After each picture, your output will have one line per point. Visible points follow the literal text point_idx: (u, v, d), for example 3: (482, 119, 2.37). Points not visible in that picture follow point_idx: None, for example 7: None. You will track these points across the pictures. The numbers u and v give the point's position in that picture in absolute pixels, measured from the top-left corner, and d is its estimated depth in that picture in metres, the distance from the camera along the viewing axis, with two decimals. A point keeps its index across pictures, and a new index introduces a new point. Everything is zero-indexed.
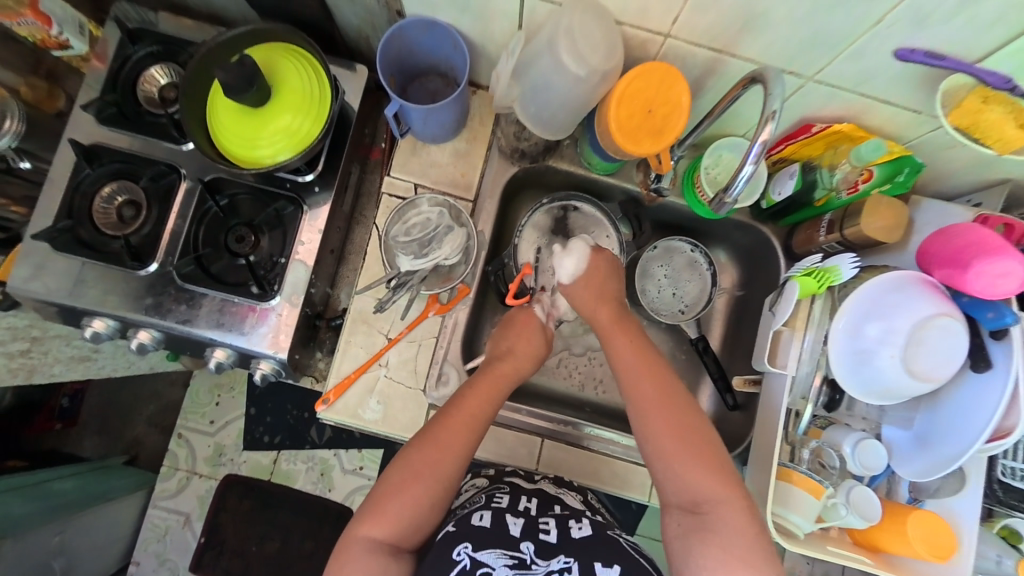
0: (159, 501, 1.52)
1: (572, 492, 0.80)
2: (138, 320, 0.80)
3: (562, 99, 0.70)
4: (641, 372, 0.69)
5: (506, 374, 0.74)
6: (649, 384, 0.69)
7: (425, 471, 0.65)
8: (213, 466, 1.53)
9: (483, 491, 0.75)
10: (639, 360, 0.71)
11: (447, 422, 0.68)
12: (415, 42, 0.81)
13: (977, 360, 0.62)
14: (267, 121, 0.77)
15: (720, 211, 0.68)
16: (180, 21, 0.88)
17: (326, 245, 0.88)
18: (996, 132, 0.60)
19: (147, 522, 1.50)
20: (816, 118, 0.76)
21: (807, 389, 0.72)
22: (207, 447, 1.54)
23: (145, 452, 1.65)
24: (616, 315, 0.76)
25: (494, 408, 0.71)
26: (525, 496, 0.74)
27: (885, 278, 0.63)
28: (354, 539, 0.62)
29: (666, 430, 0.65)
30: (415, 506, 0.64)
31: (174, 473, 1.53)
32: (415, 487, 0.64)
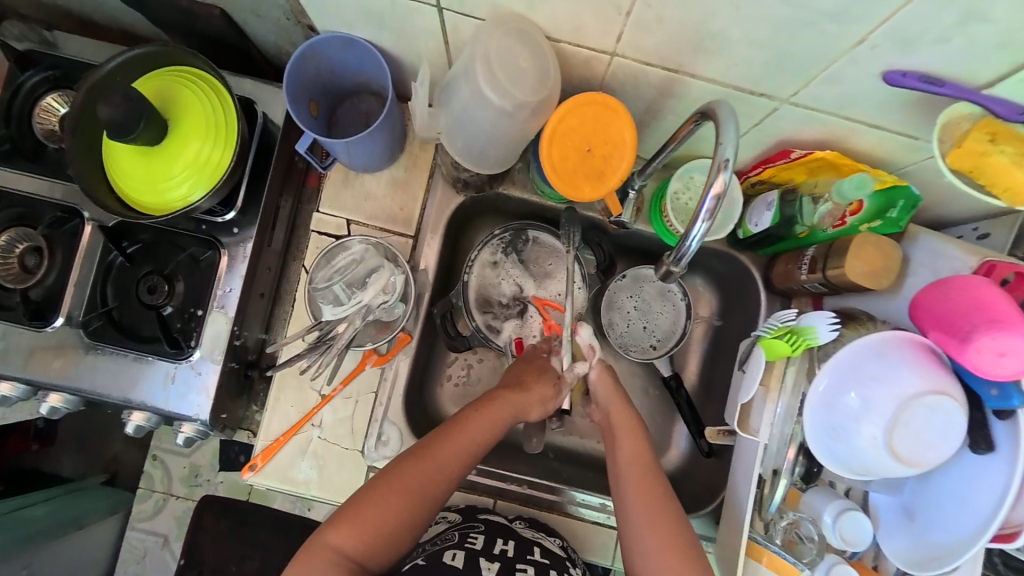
0: (137, 523, 1.41)
1: (550, 536, 0.77)
2: (47, 382, 0.73)
3: (491, 134, 0.59)
4: (636, 481, 0.65)
5: (511, 408, 0.68)
6: (646, 499, 0.64)
7: (415, 484, 0.61)
8: (190, 486, 1.41)
9: (456, 528, 0.74)
10: (641, 475, 0.66)
11: (448, 442, 0.63)
12: (336, 61, 0.70)
13: (977, 440, 0.52)
14: (169, 156, 0.68)
15: (668, 278, 0.60)
16: (83, 43, 0.79)
17: (255, 288, 0.80)
18: (1004, 180, 0.48)
19: (126, 544, 1.40)
20: (795, 143, 0.65)
21: (781, 460, 0.63)
22: (182, 469, 1.41)
23: (126, 469, 1.45)
24: (625, 422, 0.70)
25: (492, 435, 0.66)
26: (503, 537, 0.72)
27: (866, 341, 0.54)
28: (322, 545, 0.59)
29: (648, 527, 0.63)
30: (394, 522, 0.60)
31: (150, 495, 1.41)
32: (398, 501, 0.60)
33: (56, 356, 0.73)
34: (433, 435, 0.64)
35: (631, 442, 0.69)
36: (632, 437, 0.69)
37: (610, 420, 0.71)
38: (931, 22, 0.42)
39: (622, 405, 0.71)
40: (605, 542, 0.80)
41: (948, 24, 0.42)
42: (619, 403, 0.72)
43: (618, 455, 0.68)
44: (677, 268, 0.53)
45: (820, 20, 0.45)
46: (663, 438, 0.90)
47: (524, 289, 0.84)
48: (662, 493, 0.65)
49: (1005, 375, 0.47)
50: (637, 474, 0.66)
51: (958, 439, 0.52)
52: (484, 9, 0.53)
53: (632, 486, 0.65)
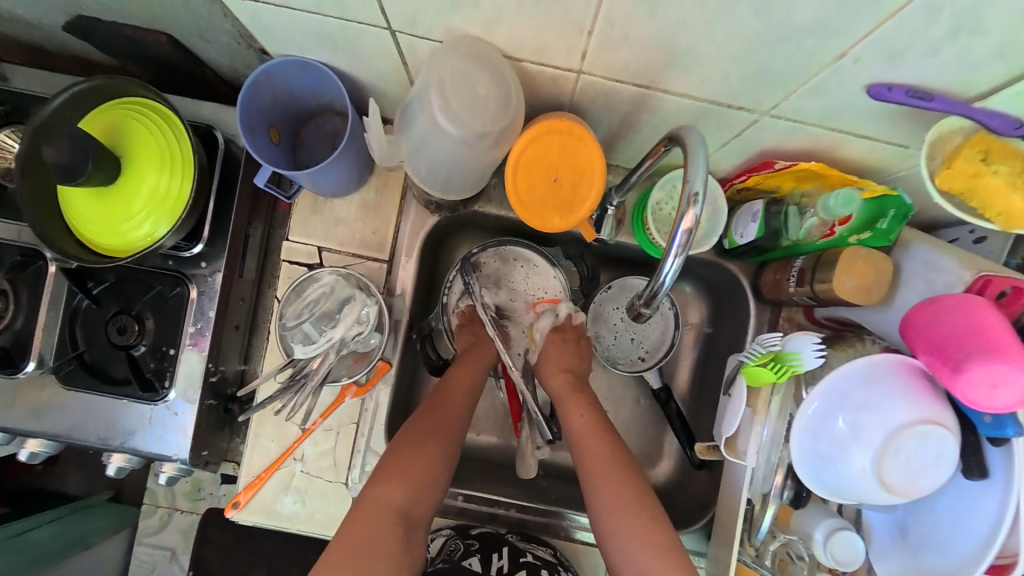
0: (144, 538, 1.35)
1: (543, 546, 0.78)
2: (25, 428, 0.72)
3: (453, 164, 0.56)
4: (597, 455, 0.67)
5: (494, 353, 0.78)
6: (602, 469, 0.66)
7: (438, 427, 0.67)
8: (192, 501, 1.35)
9: (458, 536, 0.78)
10: (600, 449, 0.67)
11: (450, 386, 0.72)
12: (292, 84, 0.66)
13: (971, 466, 0.50)
14: (127, 194, 0.65)
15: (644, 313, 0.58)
16: (35, 74, 0.76)
17: (229, 321, 0.78)
18: (999, 203, 0.44)
19: (134, 559, 1.34)
20: (779, 153, 0.62)
21: (768, 484, 0.62)
22: (186, 484, 1.36)
23: (132, 485, 1.42)
24: (570, 388, 0.74)
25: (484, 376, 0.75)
26: (498, 550, 0.75)
27: (854, 368, 0.52)
28: (371, 502, 0.60)
29: (615, 505, 0.63)
30: (431, 464, 0.64)
31: (155, 510, 1.35)
32: (430, 444, 0.65)
33: (37, 402, 0.72)
34: (433, 397, 0.71)
35: (580, 406, 0.72)
36: (585, 406, 0.72)
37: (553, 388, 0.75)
38: (917, 33, 0.39)
39: (562, 371, 0.75)
40: (597, 560, 0.79)
41: (935, 37, 0.39)
42: (559, 371, 0.76)
43: (571, 426, 0.71)
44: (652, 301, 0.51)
45: (798, 35, 0.41)
46: (654, 449, 0.89)
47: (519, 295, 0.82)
48: (648, 500, 0.63)
49: (999, 407, 0.45)
50: (595, 447, 0.68)
51: (950, 466, 0.50)
52: (438, 31, 0.49)
53: (592, 462, 0.67)
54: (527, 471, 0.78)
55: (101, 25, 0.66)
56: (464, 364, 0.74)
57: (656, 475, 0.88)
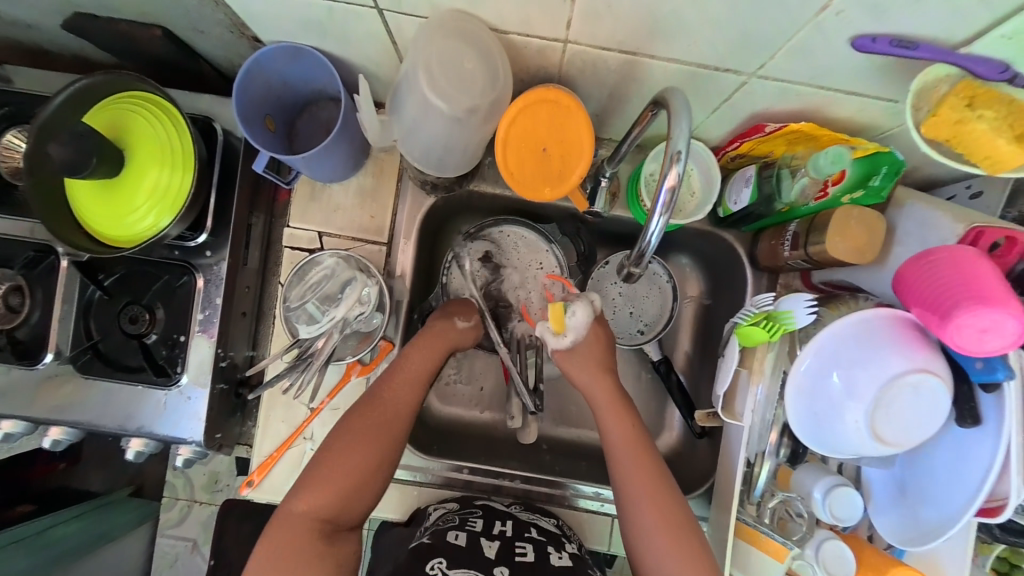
0: (165, 530, 1.39)
1: (547, 517, 0.79)
2: (46, 417, 0.75)
3: (445, 143, 0.57)
4: (639, 473, 0.67)
5: (448, 342, 0.72)
6: (646, 486, 0.66)
7: (369, 433, 0.64)
8: (211, 492, 1.39)
9: (458, 511, 0.76)
10: (642, 466, 0.67)
11: (388, 387, 0.68)
12: (285, 73, 0.67)
13: (963, 414, 0.51)
14: (131, 188, 0.67)
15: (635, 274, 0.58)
16: (36, 75, 0.77)
17: (236, 308, 0.80)
18: (984, 148, 0.45)
19: (157, 550, 1.39)
20: (770, 116, 0.61)
21: (764, 445, 0.64)
22: (203, 476, 1.40)
23: (151, 483, 1.43)
24: (602, 390, 0.73)
25: (430, 368, 0.70)
26: (500, 519, 0.75)
27: (846, 324, 0.53)
28: (291, 514, 0.60)
29: (658, 523, 0.64)
30: (354, 475, 0.62)
31: (174, 503, 1.39)
32: (355, 454, 0.63)
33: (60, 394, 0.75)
34: (368, 398, 0.67)
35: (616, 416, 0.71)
36: (628, 422, 0.71)
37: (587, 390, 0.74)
38: None
39: (602, 377, 0.73)
40: (604, 528, 0.81)
41: None
42: (599, 373, 0.73)
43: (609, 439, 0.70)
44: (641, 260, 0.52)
45: None
46: (658, 421, 0.90)
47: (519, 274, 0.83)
48: (684, 520, 0.64)
49: (989, 351, 0.45)
50: (637, 465, 0.67)
51: (943, 417, 0.50)
52: (424, 8, 0.49)
53: (632, 479, 0.66)
54: (527, 436, 0.78)
55: (97, 22, 0.67)
56: (407, 360, 0.69)
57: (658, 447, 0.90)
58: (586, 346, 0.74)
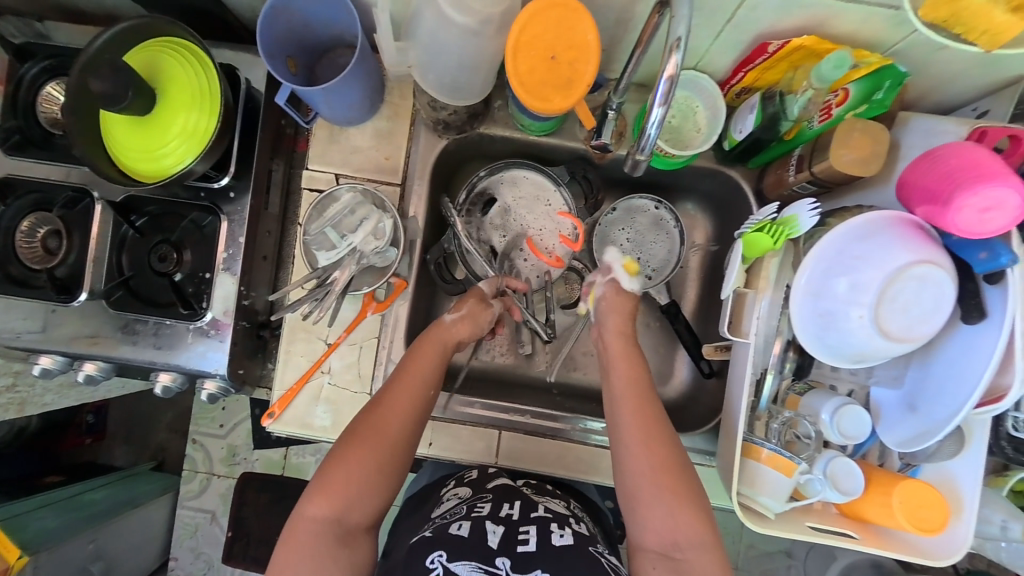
0: (185, 501, 1.35)
1: (557, 499, 0.78)
2: (81, 352, 0.79)
3: (458, 60, 0.59)
4: (633, 410, 0.66)
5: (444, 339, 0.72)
6: (641, 428, 0.65)
7: (374, 435, 0.64)
8: (229, 465, 1.35)
9: (465, 501, 0.73)
10: (639, 404, 0.66)
11: (392, 388, 0.67)
12: (307, 15, 0.70)
13: (969, 310, 0.52)
14: (163, 127, 0.71)
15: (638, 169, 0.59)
16: (72, 32, 0.82)
17: (258, 252, 0.84)
18: (983, 23, 0.44)
19: (178, 521, 1.35)
20: (774, 35, 0.63)
21: (769, 358, 0.65)
22: (220, 450, 1.36)
23: (172, 458, 1.46)
24: (625, 348, 0.71)
25: (437, 370, 0.69)
26: (509, 502, 0.72)
27: (851, 225, 0.54)
28: (301, 518, 0.61)
29: (651, 460, 0.63)
30: (359, 480, 0.62)
31: (194, 475, 1.36)
32: (360, 455, 0.63)
33: (99, 328, 0.80)
34: (372, 406, 0.67)
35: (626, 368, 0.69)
36: (628, 362, 0.70)
37: (609, 352, 0.72)
38: None
39: (623, 325, 0.73)
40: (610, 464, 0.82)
41: None
42: (622, 332, 0.73)
43: (614, 377, 0.69)
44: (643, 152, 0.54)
45: None
46: (667, 366, 0.91)
47: (527, 229, 0.86)
48: (683, 470, 0.63)
49: (992, 232, 0.47)
50: (632, 405, 0.66)
51: (948, 314, 0.51)
52: None
53: (635, 420, 0.65)
54: (537, 365, 0.91)
55: None
56: (409, 368, 0.68)
57: (669, 391, 0.91)
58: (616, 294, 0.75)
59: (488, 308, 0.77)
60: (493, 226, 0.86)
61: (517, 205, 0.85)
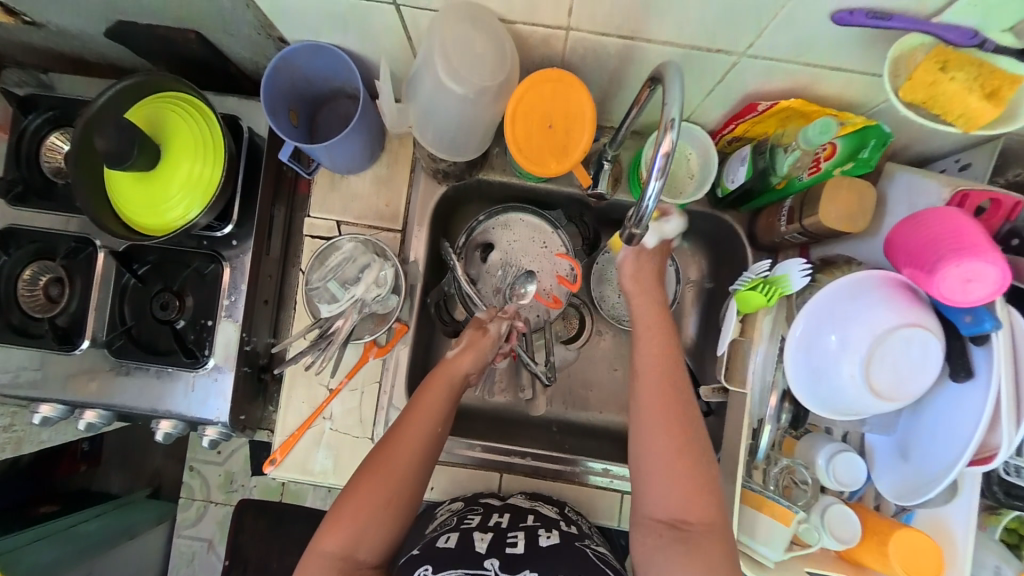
0: (182, 530, 1.35)
1: (549, 504, 0.79)
2: (81, 400, 0.80)
3: (456, 123, 0.61)
4: (661, 380, 0.65)
5: (452, 375, 0.71)
6: (660, 403, 0.64)
7: (386, 470, 0.64)
8: (226, 492, 1.34)
9: (455, 513, 0.75)
10: (663, 378, 0.65)
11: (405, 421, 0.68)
12: (309, 71, 0.72)
13: (957, 368, 0.54)
14: (167, 179, 0.72)
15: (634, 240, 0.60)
16: (75, 82, 0.83)
17: (259, 296, 0.85)
18: (959, 106, 0.47)
19: (174, 549, 1.34)
20: (762, 95, 0.65)
21: (766, 409, 0.65)
22: (217, 477, 1.35)
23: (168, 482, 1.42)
24: (658, 320, 0.70)
25: (448, 405, 0.69)
26: (497, 513, 0.74)
27: (839, 284, 0.56)
28: (315, 551, 0.62)
29: (670, 434, 0.62)
30: (369, 515, 0.62)
31: (190, 502, 1.35)
32: (371, 488, 0.63)
33: (97, 373, 0.80)
34: (386, 438, 0.67)
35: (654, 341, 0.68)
36: (665, 335, 0.69)
37: (641, 319, 0.70)
38: None
39: (652, 300, 0.71)
40: (611, 504, 0.84)
41: None
42: (646, 297, 0.71)
43: (641, 349, 0.68)
44: (639, 229, 0.55)
45: None
46: None
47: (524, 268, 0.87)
48: (702, 452, 0.62)
49: (976, 301, 0.48)
50: (657, 377, 0.66)
51: (935, 368, 0.52)
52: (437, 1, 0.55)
53: (653, 390, 0.65)
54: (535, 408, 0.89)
55: (137, 29, 0.72)
56: (420, 402, 0.68)
57: None
58: (638, 267, 0.72)
59: (488, 334, 0.76)
60: (491, 272, 0.88)
61: (512, 248, 0.87)
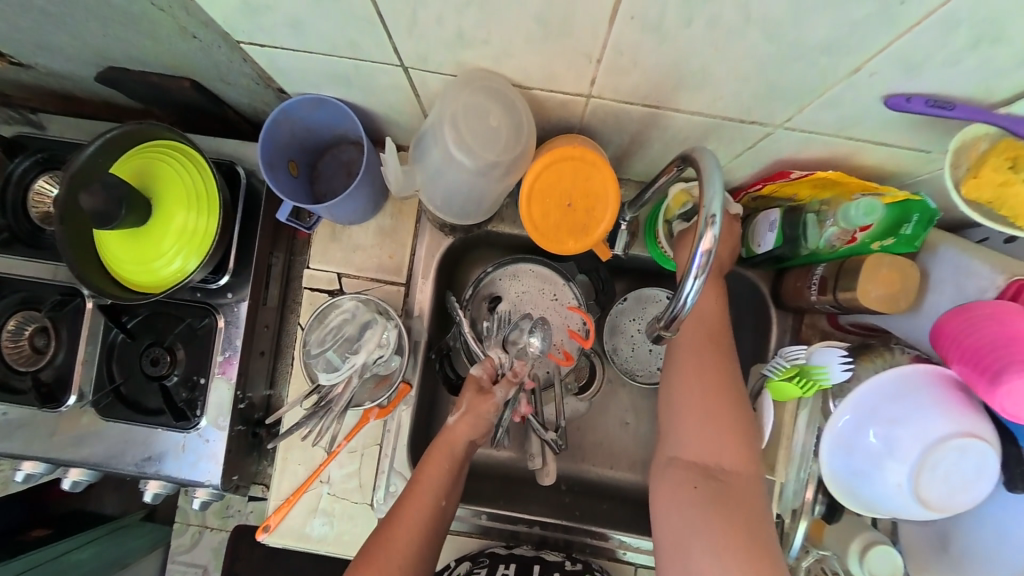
0: (176, 556, 1.28)
1: (554, 551, 0.82)
2: (63, 459, 0.76)
3: (467, 192, 0.59)
4: (704, 337, 0.61)
5: (454, 450, 0.68)
6: (703, 359, 0.60)
7: (388, 556, 0.61)
8: (222, 517, 1.27)
9: (461, 567, 0.77)
10: (707, 338, 0.61)
11: (407, 502, 0.64)
12: (308, 121, 0.68)
13: (1014, 478, 0.50)
14: (160, 235, 0.68)
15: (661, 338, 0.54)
16: (66, 122, 0.79)
17: (255, 348, 0.80)
18: None
19: None
20: (795, 161, 0.61)
21: (799, 501, 0.62)
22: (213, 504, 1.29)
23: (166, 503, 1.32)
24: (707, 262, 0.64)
25: (449, 484, 0.66)
26: (504, 563, 0.77)
27: (883, 380, 0.51)
28: None
29: (705, 387, 0.59)
30: None
31: (185, 528, 1.28)
32: None
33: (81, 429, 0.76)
34: (385, 522, 0.64)
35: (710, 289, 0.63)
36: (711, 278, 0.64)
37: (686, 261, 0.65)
38: (934, 47, 0.38)
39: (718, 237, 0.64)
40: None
41: (957, 47, 0.38)
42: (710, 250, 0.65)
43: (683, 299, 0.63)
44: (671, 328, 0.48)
45: (811, 55, 0.41)
46: None
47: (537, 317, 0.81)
48: (740, 405, 0.58)
49: None
50: (699, 332, 0.61)
51: (992, 479, 0.48)
52: (449, 66, 0.50)
53: (695, 346, 0.61)
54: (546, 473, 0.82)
55: (130, 75, 0.68)
56: (421, 481, 0.65)
57: None
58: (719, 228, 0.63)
59: (491, 398, 0.69)
60: None
61: (521, 299, 0.81)
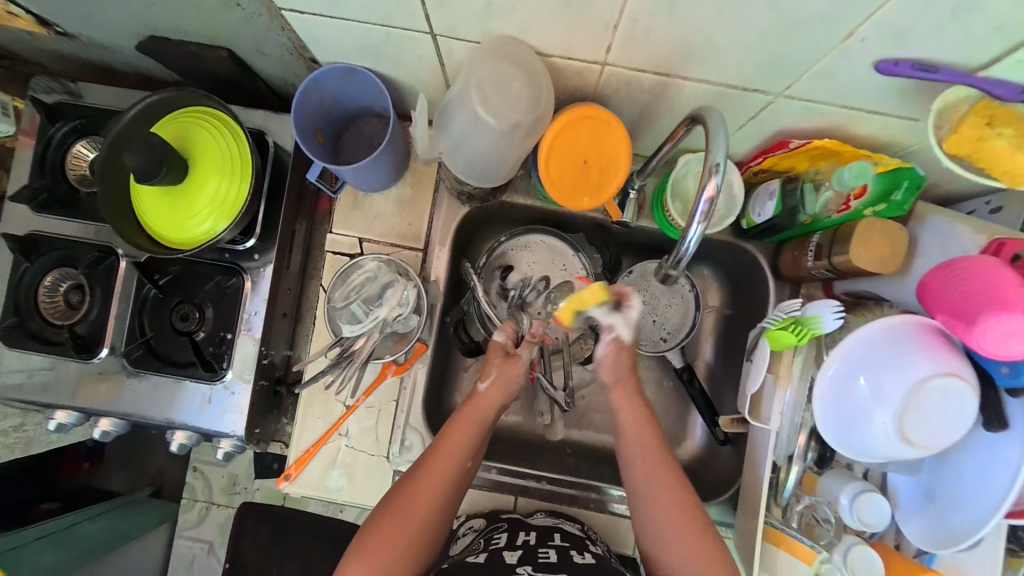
0: (183, 531, 1.31)
1: (571, 521, 0.80)
2: (94, 409, 0.79)
3: (488, 153, 0.62)
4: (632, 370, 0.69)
5: (479, 415, 0.69)
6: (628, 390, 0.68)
7: (415, 506, 0.64)
8: (229, 495, 1.30)
9: (480, 534, 0.77)
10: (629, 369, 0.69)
11: (433, 459, 0.66)
12: (337, 92, 0.72)
13: (991, 418, 0.56)
14: (194, 195, 0.72)
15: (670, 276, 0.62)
16: (102, 91, 0.83)
17: (277, 309, 0.84)
18: (1003, 163, 0.51)
19: (175, 551, 1.30)
20: (795, 132, 0.65)
21: (793, 449, 0.66)
22: (222, 479, 1.31)
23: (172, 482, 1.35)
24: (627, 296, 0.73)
25: (473, 446, 0.68)
26: (524, 530, 0.75)
27: (875, 329, 0.55)
28: None
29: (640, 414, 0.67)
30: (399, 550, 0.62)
31: (193, 503, 1.31)
32: (400, 523, 0.63)
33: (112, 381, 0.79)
34: (411, 474, 0.67)
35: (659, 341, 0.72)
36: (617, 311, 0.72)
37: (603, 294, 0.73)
38: (918, 15, 0.43)
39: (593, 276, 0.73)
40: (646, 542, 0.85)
41: (939, 17, 0.43)
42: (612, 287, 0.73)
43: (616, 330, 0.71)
44: (677, 267, 0.56)
45: (810, 23, 0.45)
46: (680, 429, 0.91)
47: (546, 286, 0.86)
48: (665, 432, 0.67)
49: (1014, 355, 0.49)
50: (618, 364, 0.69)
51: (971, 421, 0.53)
52: (476, 34, 0.55)
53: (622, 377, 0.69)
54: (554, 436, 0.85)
55: (169, 45, 0.73)
56: (446, 442, 0.67)
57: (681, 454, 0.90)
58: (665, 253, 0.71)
59: (517, 360, 0.73)
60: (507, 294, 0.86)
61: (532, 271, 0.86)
